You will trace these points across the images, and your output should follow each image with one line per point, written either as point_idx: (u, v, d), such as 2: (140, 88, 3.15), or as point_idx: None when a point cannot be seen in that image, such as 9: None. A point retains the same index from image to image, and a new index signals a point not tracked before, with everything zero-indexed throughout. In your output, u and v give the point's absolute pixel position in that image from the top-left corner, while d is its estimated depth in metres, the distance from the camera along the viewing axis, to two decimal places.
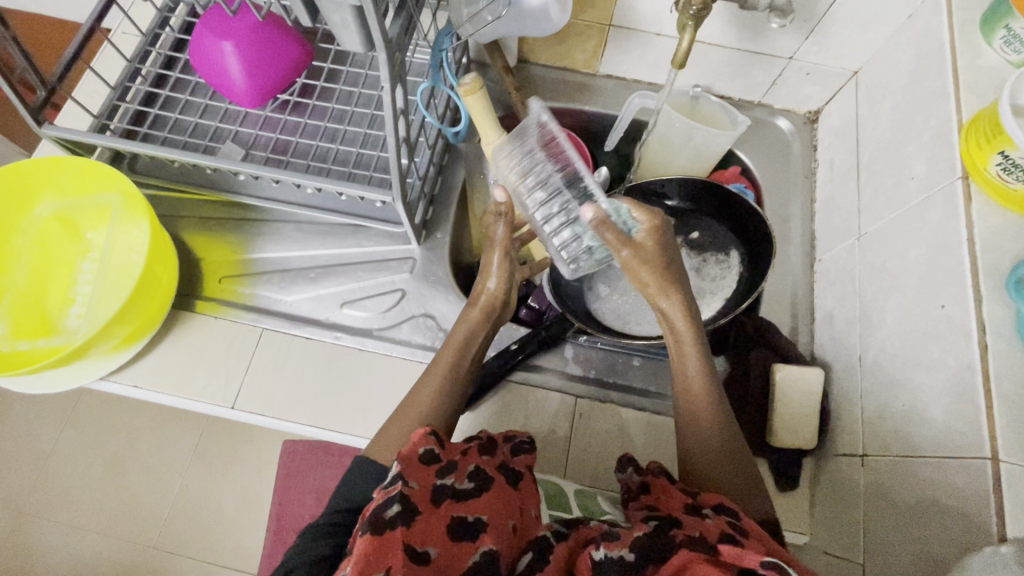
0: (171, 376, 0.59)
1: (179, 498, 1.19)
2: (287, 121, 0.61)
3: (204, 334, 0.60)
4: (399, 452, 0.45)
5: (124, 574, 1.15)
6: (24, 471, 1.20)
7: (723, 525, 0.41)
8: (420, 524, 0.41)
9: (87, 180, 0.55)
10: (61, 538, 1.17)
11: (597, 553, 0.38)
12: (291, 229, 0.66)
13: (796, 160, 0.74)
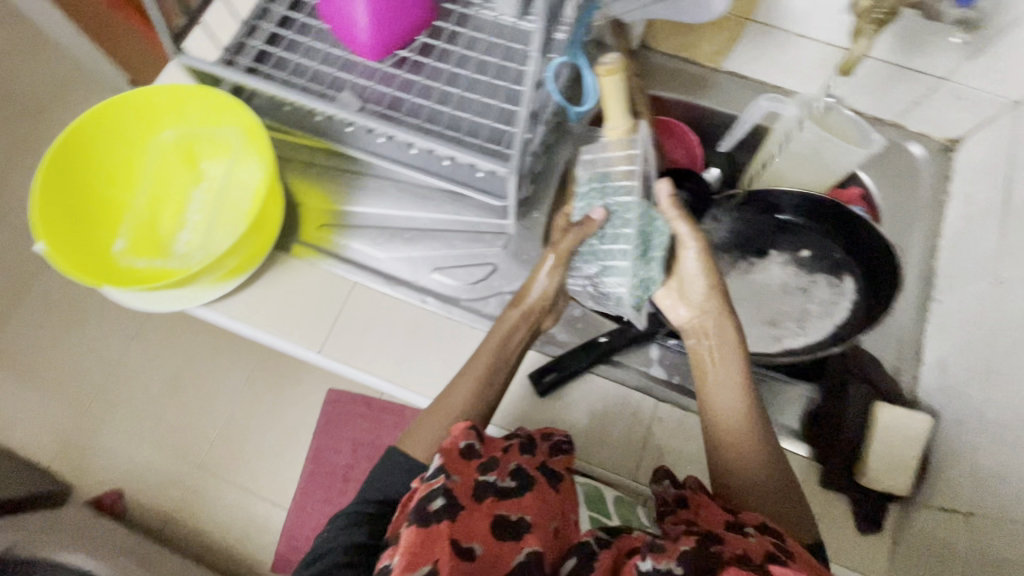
0: (263, 315, 0.58)
1: (227, 424, 1.25)
2: (406, 77, 0.56)
3: (297, 280, 0.59)
4: (441, 447, 0.48)
5: (169, 486, 1.22)
6: (92, 375, 1.28)
7: (767, 544, 0.44)
8: (465, 518, 0.44)
9: (213, 112, 0.54)
10: (116, 444, 1.24)
11: (644, 564, 0.41)
12: (392, 187, 0.63)
13: (924, 189, 0.75)
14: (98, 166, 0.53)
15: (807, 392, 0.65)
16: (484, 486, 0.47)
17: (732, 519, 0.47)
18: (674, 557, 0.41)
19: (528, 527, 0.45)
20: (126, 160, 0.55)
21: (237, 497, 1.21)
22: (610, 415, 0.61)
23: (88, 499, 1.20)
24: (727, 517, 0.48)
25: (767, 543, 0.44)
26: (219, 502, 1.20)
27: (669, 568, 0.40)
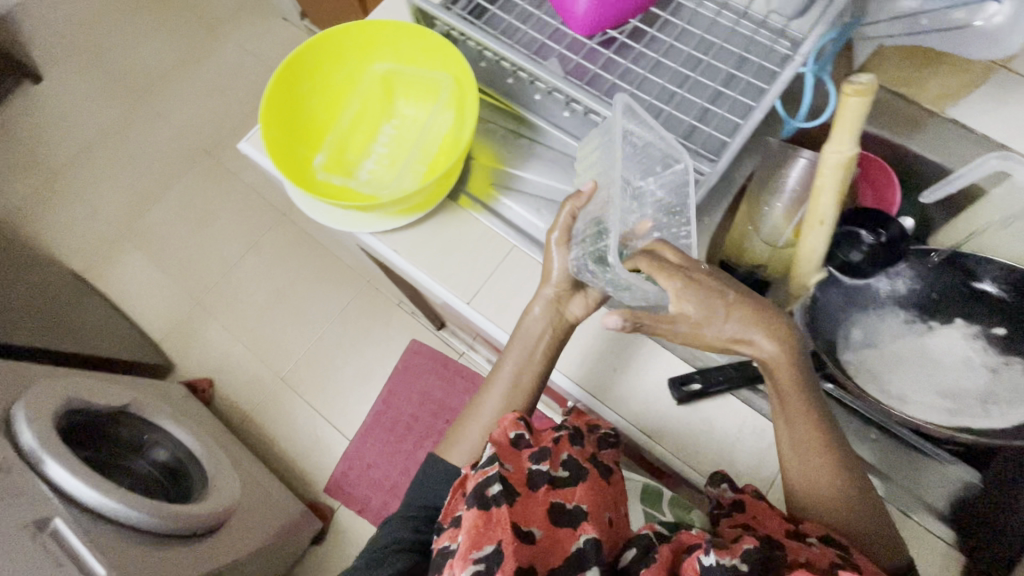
0: (422, 256, 0.58)
1: (314, 346, 1.33)
2: (613, 58, 0.56)
3: (461, 229, 0.59)
4: (493, 438, 0.50)
5: (253, 388, 1.31)
6: (211, 271, 1.41)
7: (831, 554, 0.42)
8: (523, 506, 0.45)
9: (427, 56, 0.58)
10: (218, 338, 1.35)
11: (703, 557, 0.40)
12: (562, 159, 0.59)
13: None
14: (315, 81, 0.57)
15: (966, 479, 0.53)
16: (538, 474, 0.48)
17: (793, 529, 0.46)
18: (732, 551, 0.40)
19: (584, 515, 0.45)
20: (337, 81, 0.59)
21: (307, 414, 1.28)
22: (737, 446, 0.58)
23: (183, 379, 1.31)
24: (786, 526, 0.46)
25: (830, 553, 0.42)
26: (292, 415, 1.28)
27: (730, 563, 0.39)
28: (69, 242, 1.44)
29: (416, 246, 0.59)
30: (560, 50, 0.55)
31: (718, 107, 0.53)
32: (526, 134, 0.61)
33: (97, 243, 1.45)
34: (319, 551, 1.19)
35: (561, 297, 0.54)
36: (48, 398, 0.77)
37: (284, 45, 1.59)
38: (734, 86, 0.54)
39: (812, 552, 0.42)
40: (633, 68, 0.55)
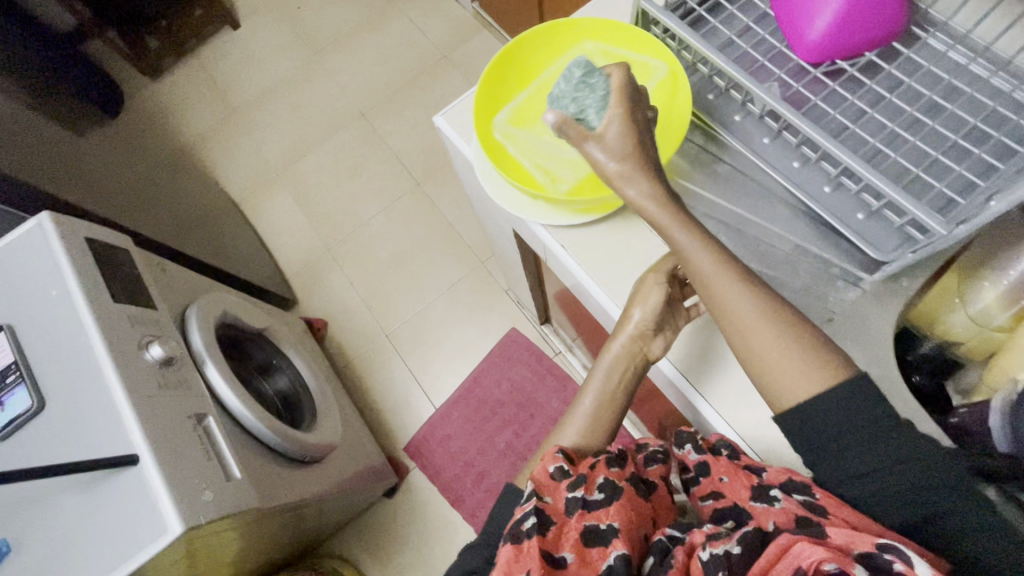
0: (592, 256, 0.59)
1: (421, 312, 1.39)
2: (832, 88, 0.53)
3: (633, 238, 0.59)
4: (534, 478, 0.54)
5: (359, 338, 1.40)
6: (343, 223, 1.52)
7: (795, 508, 0.44)
8: (557, 532, 0.48)
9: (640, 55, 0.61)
10: (338, 285, 1.46)
11: (704, 554, 0.42)
12: (748, 189, 0.57)
13: None
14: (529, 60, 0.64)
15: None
16: (573, 501, 0.50)
17: (756, 479, 0.49)
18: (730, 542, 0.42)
19: (616, 532, 0.47)
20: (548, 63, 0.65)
21: (403, 374, 1.35)
22: None
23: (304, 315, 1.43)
24: (750, 479, 0.49)
25: (796, 505, 0.44)
26: (390, 371, 1.35)
27: (725, 552, 0.41)
28: (235, 172, 1.62)
29: (586, 246, 0.60)
30: (780, 74, 0.53)
31: (950, 160, 0.47)
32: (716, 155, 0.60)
33: (257, 178, 1.61)
34: (388, 505, 1.25)
35: (644, 338, 0.58)
36: (212, 307, 0.87)
37: (449, 26, 1.66)
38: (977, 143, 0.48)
39: (781, 515, 0.44)
40: (853, 102, 0.51)
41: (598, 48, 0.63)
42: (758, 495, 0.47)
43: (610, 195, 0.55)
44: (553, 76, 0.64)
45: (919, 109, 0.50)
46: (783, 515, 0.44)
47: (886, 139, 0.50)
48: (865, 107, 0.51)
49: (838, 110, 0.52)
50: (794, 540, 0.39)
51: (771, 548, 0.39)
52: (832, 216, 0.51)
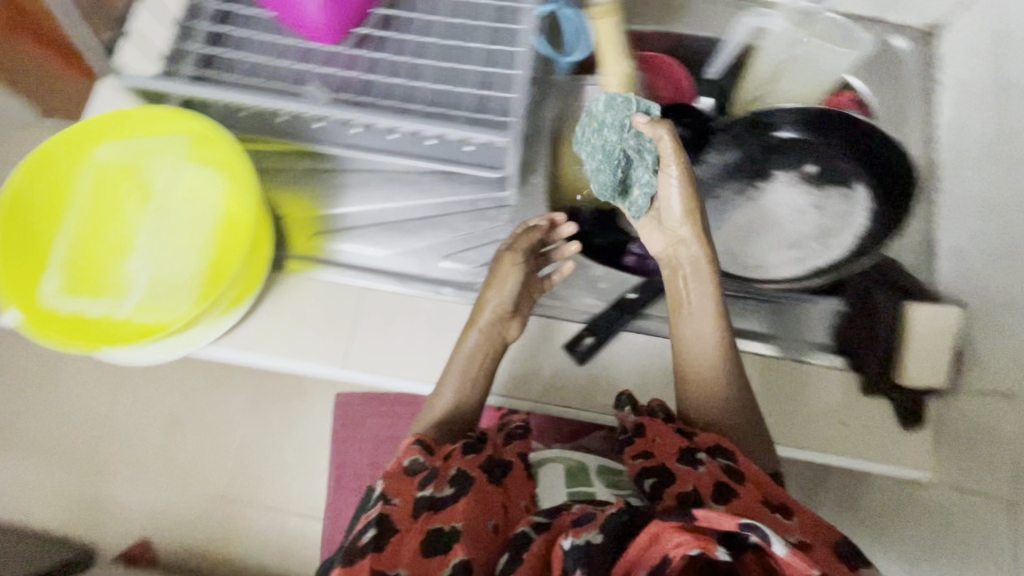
0: (276, 340, 0.68)
1: (241, 450, 1.20)
2: (458, 93, 0.67)
3: (304, 296, 0.70)
4: (386, 470, 0.56)
5: (193, 520, 1.16)
6: (76, 438, 1.18)
7: (717, 471, 0.54)
8: (397, 540, 0.50)
9: (158, 125, 0.67)
10: (129, 499, 1.17)
11: (567, 542, 0.46)
12: (374, 178, 0.75)
13: (906, 68, 0.85)
14: (47, 199, 0.66)
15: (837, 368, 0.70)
16: (421, 501, 0.53)
17: (688, 441, 0.59)
18: (596, 525, 0.47)
19: (459, 533, 0.51)
20: (71, 181, 0.67)
21: (264, 517, 1.17)
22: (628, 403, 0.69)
23: (116, 560, 1.13)
24: (682, 440, 0.59)
25: (718, 469, 0.55)
26: (251, 528, 1.16)
27: (587, 539, 0.46)
28: None
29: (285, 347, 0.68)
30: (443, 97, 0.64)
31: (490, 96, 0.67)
32: (325, 169, 0.75)
33: None
34: None
35: (501, 318, 0.67)
36: None
37: None
38: (486, 101, 0.67)
39: (702, 476, 0.54)
40: (402, 84, 0.68)
41: (138, 142, 0.68)
42: (686, 456, 0.57)
43: (226, 294, 0.62)
44: (97, 211, 0.68)
45: (440, 80, 0.69)
46: (705, 476, 0.54)
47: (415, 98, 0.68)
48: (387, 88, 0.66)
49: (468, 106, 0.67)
50: (661, 526, 0.43)
51: (642, 535, 0.44)
52: (441, 161, 0.70)
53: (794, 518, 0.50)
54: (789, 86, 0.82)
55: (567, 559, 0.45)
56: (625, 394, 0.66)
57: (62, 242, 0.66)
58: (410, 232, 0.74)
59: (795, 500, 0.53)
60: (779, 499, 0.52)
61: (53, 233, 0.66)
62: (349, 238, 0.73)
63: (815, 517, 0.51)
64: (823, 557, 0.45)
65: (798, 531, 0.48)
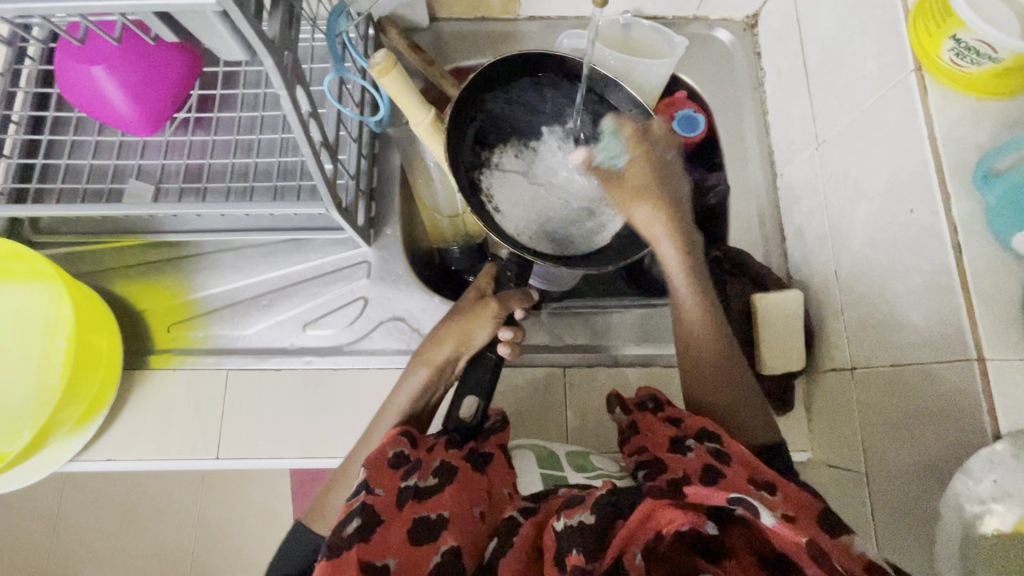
0: (170, 445, 0.70)
1: (200, 526, 1.17)
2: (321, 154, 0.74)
3: (170, 385, 0.72)
4: (368, 457, 0.51)
5: None
6: (27, 552, 1.17)
7: (705, 454, 0.53)
8: (382, 532, 0.47)
9: (21, 258, 0.66)
10: None
11: (560, 525, 0.46)
12: (251, 253, 0.78)
13: (739, 66, 0.87)
14: None
15: None
16: (405, 491, 0.50)
17: (678, 432, 0.59)
18: (588, 508, 0.47)
19: (446, 523, 0.49)
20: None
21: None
22: (555, 412, 0.74)
23: None
24: (671, 431, 0.59)
25: (706, 452, 0.54)
26: None
27: (580, 521, 0.45)
28: None
29: (208, 460, 0.70)
30: (351, 132, 0.72)
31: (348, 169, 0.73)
32: (180, 259, 0.77)
33: None
34: None
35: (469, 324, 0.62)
36: None
37: None
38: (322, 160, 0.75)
39: (691, 461, 0.53)
40: (278, 163, 0.74)
41: (31, 266, 0.67)
42: (676, 444, 0.57)
43: (76, 393, 0.64)
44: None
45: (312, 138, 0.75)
46: (693, 462, 0.53)
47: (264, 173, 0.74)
48: (259, 158, 0.72)
49: (348, 163, 0.73)
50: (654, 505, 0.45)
51: (637, 514, 0.45)
52: (291, 231, 0.74)
53: (779, 493, 0.48)
54: (755, 136, 0.84)
55: (560, 542, 0.45)
56: (613, 394, 0.69)
57: (89, 273, 0.77)
58: (384, 259, 0.78)
59: (779, 477, 0.51)
60: (765, 476, 0.51)
61: (84, 265, 0.77)
62: (320, 264, 0.78)
63: (794, 486, 0.50)
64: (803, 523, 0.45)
65: (784, 505, 0.47)
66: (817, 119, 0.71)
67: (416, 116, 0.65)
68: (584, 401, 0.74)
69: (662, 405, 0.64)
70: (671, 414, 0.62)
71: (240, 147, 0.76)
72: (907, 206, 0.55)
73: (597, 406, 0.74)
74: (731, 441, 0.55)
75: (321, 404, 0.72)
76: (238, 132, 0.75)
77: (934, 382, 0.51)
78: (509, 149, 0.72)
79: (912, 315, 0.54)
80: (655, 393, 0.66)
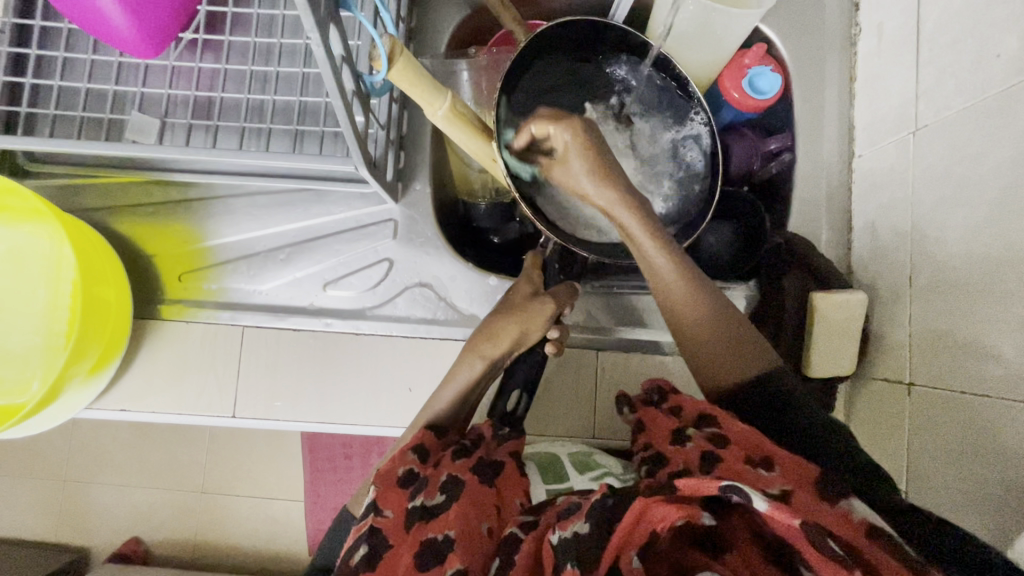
0: (185, 401, 0.68)
1: (212, 448, 1.24)
2: None
3: (184, 337, 0.68)
4: (378, 472, 0.52)
5: (180, 515, 1.25)
6: (57, 451, 1.25)
7: (700, 442, 0.50)
8: (390, 557, 0.46)
9: (14, 195, 0.60)
10: (112, 497, 1.25)
11: (555, 537, 0.44)
12: (268, 201, 0.71)
13: (832, 19, 0.75)
14: None
15: None
16: (411, 513, 0.49)
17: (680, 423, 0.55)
18: (582, 516, 0.44)
19: (453, 544, 0.47)
20: None
21: (243, 496, 1.24)
22: (583, 396, 0.71)
23: (105, 541, 1.24)
24: (672, 423, 0.56)
25: (703, 441, 0.50)
26: (229, 511, 1.25)
27: (574, 531, 0.43)
28: None
29: (224, 417, 0.68)
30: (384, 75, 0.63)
31: (378, 117, 0.64)
32: (190, 202, 0.71)
33: None
34: None
35: (522, 325, 0.62)
36: None
37: None
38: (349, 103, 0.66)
39: (689, 452, 0.50)
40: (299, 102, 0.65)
41: (27, 204, 0.60)
42: (676, 436, 0.53)
43: (89, 348, 0.61)
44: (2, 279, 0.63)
45: None
46: (690, 452, 0.50)
47: (283, 113, 0.66)
48: (277, 96, 0.64)
49: (380, 110, 0.65)
50: (647, 504, 0.42)
51: (629, 514, 0.42)
52: (314, 184, 0.67)
53: (776, 468, 0.44)
54: (836, 106, 0.74)
55: (556, 554, 0.42)
56: (620, 396, 0.65)
57: (88, 210, 0.70)
58: (412, 218, 0.72)
59: (776, 447, 0.46)
60: (762, 453, 0.46)
61: (83, 200, 0.70)
62: (343, 218, 0.71)
63: (795, 456, 0.45)
64: (799, 501, 0.41)
65: (779, 482, 0.43)
66: (920, 97, 0.61)
67: (432, 103, 0.54)
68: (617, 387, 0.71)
69: (665, 395, 0.61)
70: (673, 403, 0.59)
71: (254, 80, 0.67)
72: (1022, 224, 0.48)
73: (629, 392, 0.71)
74: (727, 417, 0.51)
75: (342, 369, 0.69)
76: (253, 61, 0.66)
77: (1015, 423, 0.47)
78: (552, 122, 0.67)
79: (999, 345, 0.49)
80: (659, 383, 0.63)
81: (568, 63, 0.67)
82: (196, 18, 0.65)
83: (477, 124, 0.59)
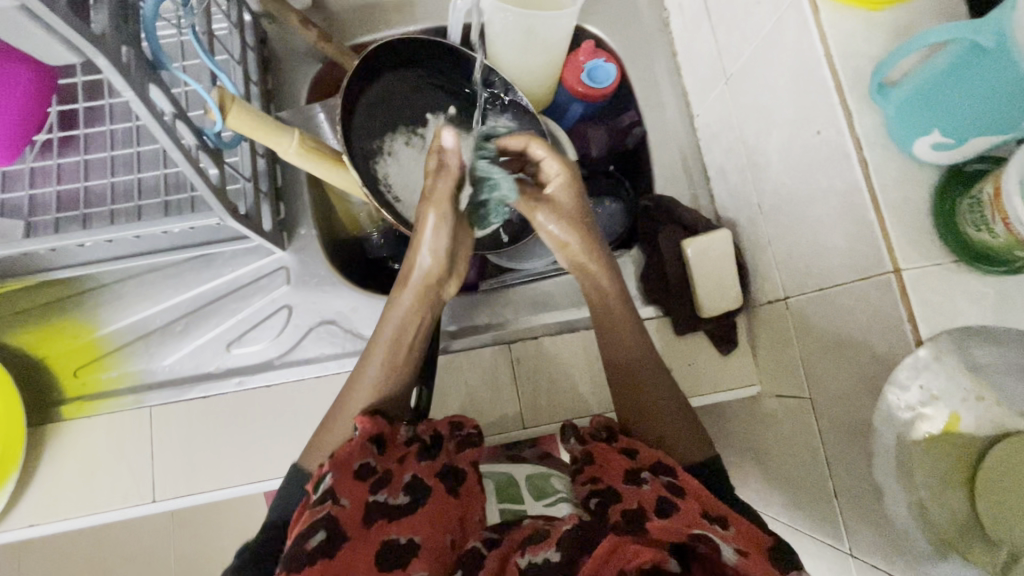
0: (98, 499, 0.65)
1: None
2: None
3: (86, 433, 0.66)
4: (335, 457, 0.49)
5: None
6: None
7: (661, 487, 0.50)
8: (347, 551, 0.46)
9: None
10: None
11: (524, 561, 0.46)
12: (157, 278, 0.71)
13: (646, 11, 0.84)
14: None
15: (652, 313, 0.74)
16: (374, 511, 0.49)
17: (633, 462, 0.54)
18: (553, 545, 0.46)
19: (415, 552, 0.48)
20: None
21: None
22: (506, 392, 0.71)
23: None
24: (626, 462, 0.54)
25: (661, 485, 0.51)
26: None
27: (544, 559, 0.45)
28: None
29: (144, 506, 0.65)
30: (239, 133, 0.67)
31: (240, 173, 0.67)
32: (76, 297, 0.70)
33: None
34: None
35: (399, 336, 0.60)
36: None
37: None
38: None
39: (647, 493, 0.50)
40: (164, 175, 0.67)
41: None
42: (631, 475, 0.53)
43: None
44: None
45: None
46: (648, 493, 0.50)
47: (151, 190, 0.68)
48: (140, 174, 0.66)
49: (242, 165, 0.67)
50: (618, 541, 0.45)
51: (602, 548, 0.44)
52: (192, 249, 0.67)
53: (731, 528, 0.47)
54: (668, 81, 0.82)
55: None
56: (568, 427, 0.59)
57: None
58: (304, 262, 0.74)
59: (732, 512, 0.49)
60: (720, 511, 0.48)
61: None
62: (234, 277, 0.72)
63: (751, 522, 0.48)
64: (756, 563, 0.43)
65: (735, 540, 0.45)
66: (722, 52, 0.69)
67: (279, 142, 0.57)
68: (536, 374, 0.72)
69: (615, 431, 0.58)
70: (626, 443, 0.57)
71: (117, 166, 0.69)
72: (814, 129, 0.54)
73: (548, 376, 0.72)
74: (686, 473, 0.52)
75: (258, 424, 0.67)
76: (114, 147, 0.68)
77: (857, 302, 0.51)
78: (397, 133, 0.71)
79: (830, 239, 0.54)
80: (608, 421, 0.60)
81: (399, 81, 0.72)
82: (49, 119, 0.67)
83: (333, 156, 0.63)
